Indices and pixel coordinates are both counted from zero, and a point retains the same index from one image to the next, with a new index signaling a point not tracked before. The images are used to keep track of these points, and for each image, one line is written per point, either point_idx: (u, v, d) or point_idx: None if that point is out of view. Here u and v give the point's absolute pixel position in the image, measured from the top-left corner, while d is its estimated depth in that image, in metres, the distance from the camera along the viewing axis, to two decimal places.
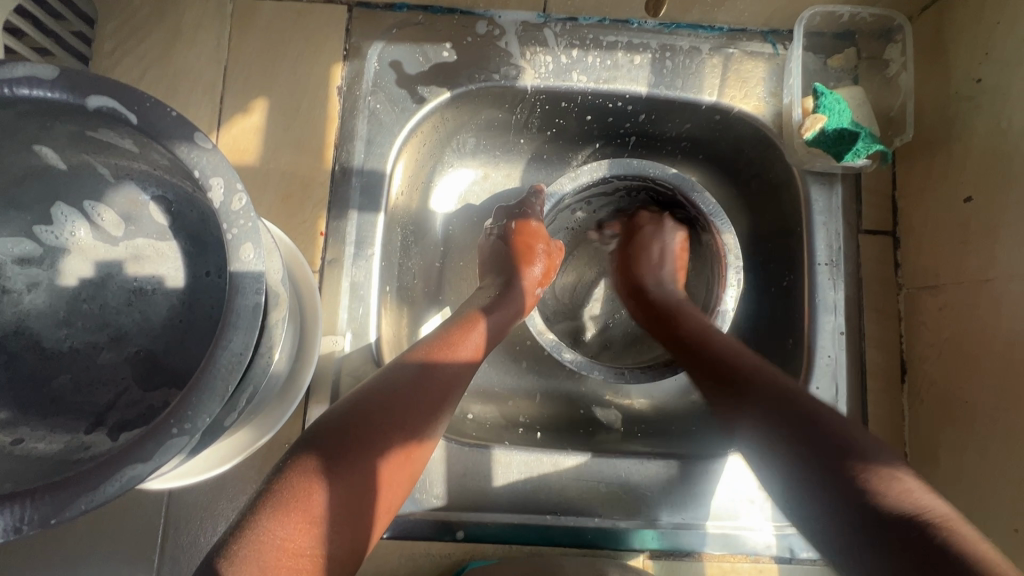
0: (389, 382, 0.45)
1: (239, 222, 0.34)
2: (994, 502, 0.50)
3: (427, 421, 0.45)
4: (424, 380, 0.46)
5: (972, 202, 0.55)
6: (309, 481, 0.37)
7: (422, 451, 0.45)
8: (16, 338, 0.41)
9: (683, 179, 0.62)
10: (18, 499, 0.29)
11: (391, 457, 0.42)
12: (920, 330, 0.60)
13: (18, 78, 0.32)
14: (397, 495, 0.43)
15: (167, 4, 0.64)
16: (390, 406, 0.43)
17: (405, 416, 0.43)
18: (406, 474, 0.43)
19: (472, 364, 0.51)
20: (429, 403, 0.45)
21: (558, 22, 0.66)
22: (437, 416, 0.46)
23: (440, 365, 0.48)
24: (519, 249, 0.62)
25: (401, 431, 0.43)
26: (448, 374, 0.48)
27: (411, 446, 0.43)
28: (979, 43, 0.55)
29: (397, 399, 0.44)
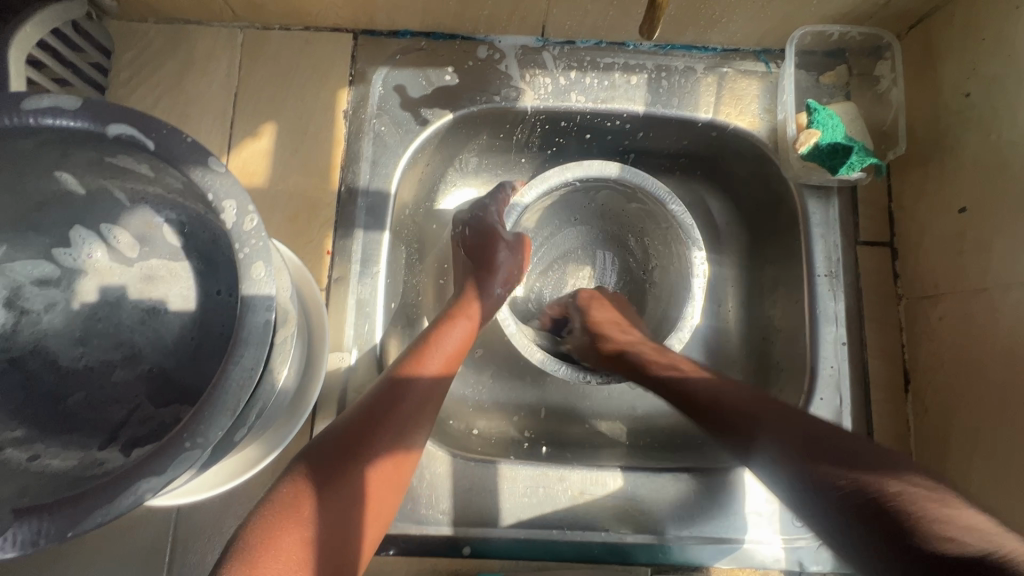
0: (361, 405, 0.47)
1: (250, 242, 0.35)
2: (1002, 513, 0.50)
3: (400, 437, 0.46)
4: (393, 399, 0.47)
5: (967, 213, 0.56)
6: (288, 504, 0.39)
7: (401, 466, 0.46)
8: (34, 357, 0.42)
9: (638, 174, 0.63)
10: (36, 514, 0.30)
11: (368, 474, 0.43)
12: (922, 341, 0.60)
13: (43, 109, 0.33)
14: (381, 513, 0.44)
15: (180, 35, 0.66)
16: (360, 425, 0.45)
17: (376, 434, 0.45)
18: (387, 491, 0.44)
19: (444, 378, 0.51)
20: (400, 419, 0.46)
21: (556, 45, 0.68)
22: (412, 433, 0.47)
23: (410, 382, 0.49)
24: (481, 256, 0.61)
25: (375, 449, 0.44)
26: (420, 390, 0.49)
27: (387, 463, 0.45)
28: (966, 58, 0.56)
29: (367, 419, 0.45)
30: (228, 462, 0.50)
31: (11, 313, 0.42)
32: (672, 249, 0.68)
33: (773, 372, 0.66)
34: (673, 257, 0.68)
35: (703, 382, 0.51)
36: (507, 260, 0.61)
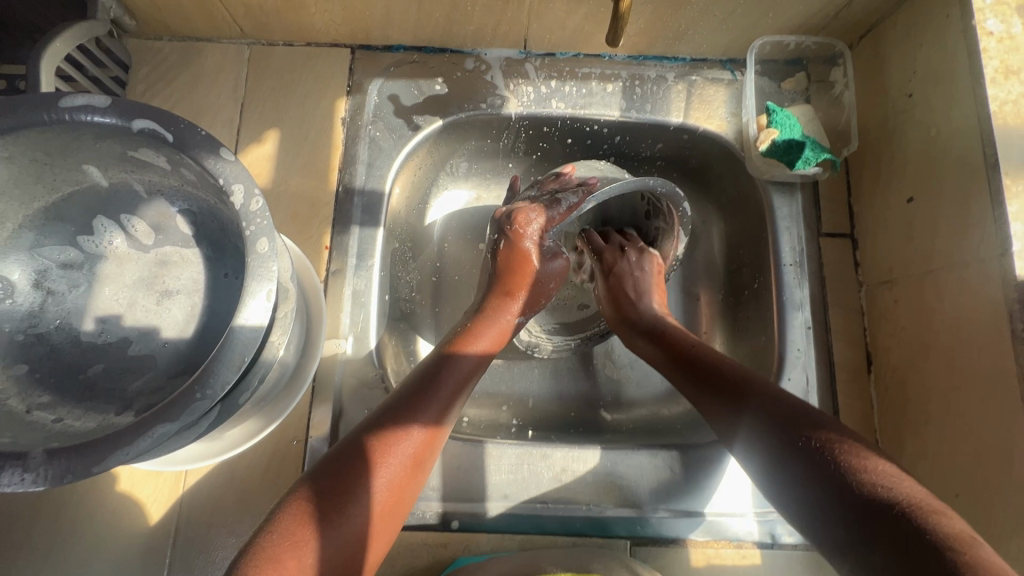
0: (386, 413, 0.50)
1: (255, 220, 0.39)
2: (953, 478, 0.54)
3: (418, 447, 0.49)
4: (414, 410, 0.50)
5: (914, 202, 0.60)
6: (319, 487, 0.44)
7: (416, 473, 0.49)
8: (59, 332, 0.46)
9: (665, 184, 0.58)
10: (62, 453, 0.33)
11: (385, 481, 0.47)
12: (880, 323, 0.64)
13: (77, 107, 0.38)
14: (394, 516, 0.48)
15: (192, 51, 0.72)
16: (382, 434, 0.48)
17: (395, 444, 0.48)
18: (402, 495, 0.48)
19: (465, 387, 0.54)
20: (420, 430, 0.50)
21: (537, 57, 0.74)
22: (430, 443, 0.50)
23: (430, 393, 0.52)
24: (511, 276, 0.61)
25: (393, 458, 0.47)
26: (441, 400, 0.52)
27: (405, 470, 0.48)
28: (908, 62, 0.62)
29: (389, 428, 0.49)
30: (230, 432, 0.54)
31: (39, 294, 0.46)
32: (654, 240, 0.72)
33: (747, 358, 0.71)
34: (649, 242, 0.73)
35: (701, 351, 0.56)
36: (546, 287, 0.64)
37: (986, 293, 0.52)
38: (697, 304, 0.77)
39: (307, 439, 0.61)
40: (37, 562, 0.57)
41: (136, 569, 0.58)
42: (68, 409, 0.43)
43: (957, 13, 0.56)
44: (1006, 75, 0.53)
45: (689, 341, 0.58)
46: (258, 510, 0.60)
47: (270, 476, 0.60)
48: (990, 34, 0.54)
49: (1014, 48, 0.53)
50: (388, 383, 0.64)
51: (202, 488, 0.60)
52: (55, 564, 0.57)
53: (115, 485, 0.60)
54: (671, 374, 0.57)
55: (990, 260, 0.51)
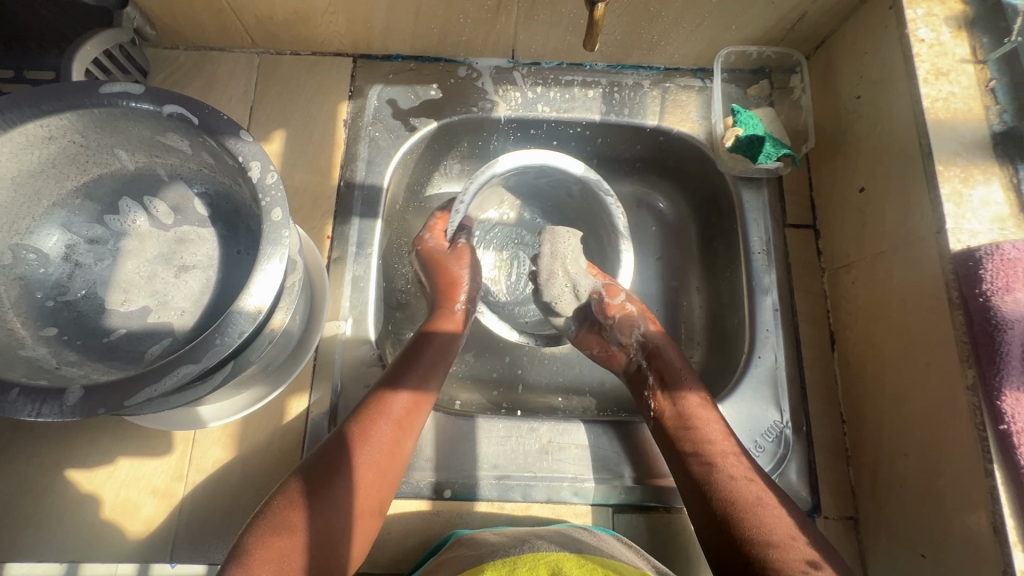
0: (358, 412, 0.59)
1: (271, 192, 0.44)
2: (905, 438, 0.59)
3: (388, 437, 0.57)
4: (382, 405, 0.58)
5: (866, 192, 0.66)
6: (319, 459, 0.55)
7: (392, 460, 0.57)
8: (85, 300, 0.50)
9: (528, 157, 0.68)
10: (98, 388, 0.38)
11: (369, 458, 0.56)
12: (841, 304, 0.69)
13: (116, 93, 0.44)
14: (385, 486, 0.57)
15: (205, 60, 0.78)
16: (354, 429, 0.57)
17: (367, 437, 0.56)
18: (380, 481, 0.56)
19: (430, 384, 0.62)
20: (388, 424, 0.58)
21: (524, 66, 0.80)
22: (399, 433, 0.58)
23: (395, 390, 0.60)
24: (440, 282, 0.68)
25: (378, 428, 0.57)
26: (406, 395, 0.60)
27: (379, 458, 0.56)
28: (856, 68, 0.69)
29: (360, 423, 0.57)
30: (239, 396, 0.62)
31: (68, 266, 0.51)
32: (599, 224, 0.78)
33: (723, 340, 0.76)
34: (597, 226, 0.79)
35: (689, 396, 0.63)
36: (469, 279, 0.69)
37: (926, 267, 0.57)
38: (675, 293, 0.82)
39: (307, 414, 0.65)
40: (49, 530, 0.60)
41: (142, 536, 0.60)
42: (92, 367, 0.47)
43: (894, 24, 0.64)
44: (937, 76, 0.60)
45: (684, 382, 0.64)
46: (260, 481, 0.63)
47: (271, 448, 0.64)
48: (922, 41, 0.61)
49: (942, 53, 0.61)
50: (384, 361, 0.68)
51: (208, 460, 0.63)
52: (67, 531, 0.60)
53: (126, 457, 0.63)
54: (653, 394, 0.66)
55: (928, 238, 0.57)
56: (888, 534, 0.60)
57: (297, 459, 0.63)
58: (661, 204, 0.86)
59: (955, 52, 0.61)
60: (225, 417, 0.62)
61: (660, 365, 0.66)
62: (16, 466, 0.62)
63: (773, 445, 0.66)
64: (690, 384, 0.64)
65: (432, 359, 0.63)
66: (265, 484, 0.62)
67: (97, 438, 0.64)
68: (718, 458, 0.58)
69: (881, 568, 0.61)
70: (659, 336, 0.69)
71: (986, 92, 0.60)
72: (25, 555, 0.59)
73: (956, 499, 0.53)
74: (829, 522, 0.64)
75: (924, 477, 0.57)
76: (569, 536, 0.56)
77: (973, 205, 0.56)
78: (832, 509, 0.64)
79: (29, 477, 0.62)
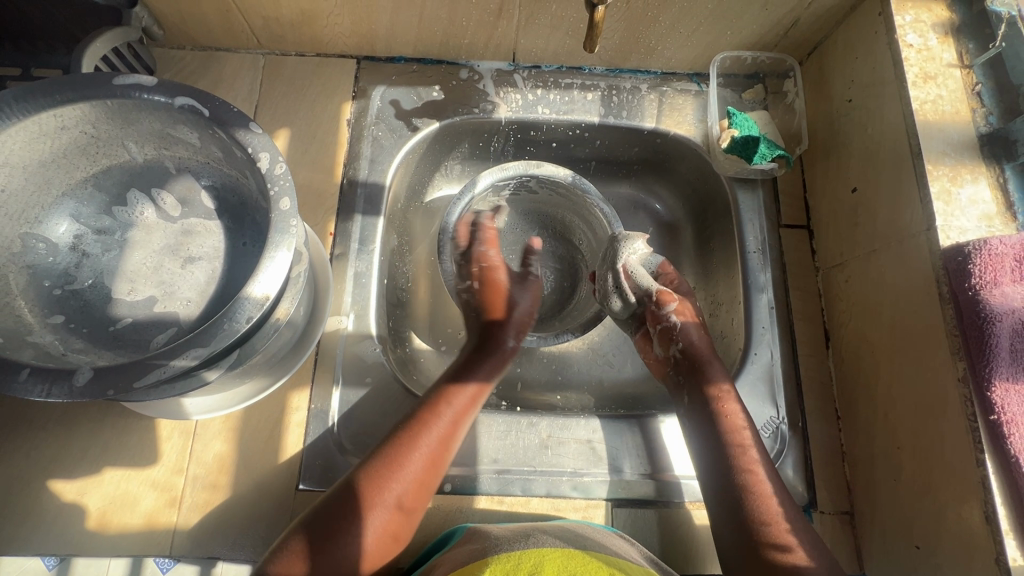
0: (406, 419, 0.59)
1: (279, 182, 0.46)
2: (900, 431, 0.60)
3: (451, 426, 0.59)
4: (433, 412, 0.59)
5: (858, 192, 0.68)
6: (388, 443, 0.57)
7: (449, 448, 0.58)
8: (92, 290, 0.51)
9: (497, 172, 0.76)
10: (108, 370, 0.39)
11: (432, 444, 0.57)
12: (835, 302, 0.71)
13: (129, 84, 0.45)
14: (441, 471, 0.58)
15: (211, 60, 0.80)
16: (402, 436, 0.57)
17: (424, 433, 0.57)
18: (424, 487, 0.56)
19: (490, 382, 0.63)
20: (436, 431, 0.58)
21: (525, 69, 0.82)
22: (448, 440, 0.58)
23: (446, 396, 0.60)
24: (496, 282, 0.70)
25: (443, 417, 0.59)
26: (457, 403, 0.60)
27: (426, 465, 0.56)
28: (847, 73, 0.71)
29: (409, 430, 0.57)
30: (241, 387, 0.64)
31: (75, 256, 0.51)
32: (587, 217, 0.81)
33: (720, 338, 0.77)
34: (586, 217, 0.81)
35: (718, 389, 0.64)
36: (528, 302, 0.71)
37: (917, 263, 0.59)
38: None
39: (308, 408, 0.65)
40: (48, 522, 0.60)
41: (142, 530, 0.60)
42: (98, 354, 0.48)
43: (883, 30, 0.66)
44: (925, 79, 0.62)
45: (715, 379, 0.65)
46: (260, 474, 0.63)
47: (273, 442, 0.64)
48: (911, 46, 0.64)
49: (930, 57, 0.63)
50: (384, 355, 0.69)
51: (208, 453, 0.63)
52: (65, 524, 0.60)
53: (126, 449, 0.63)
54: (681, 383, 0.67)
55: (918, 235, 0.59)
56: (883, 527, 0.61)
57: (297, 453, 0.64)
58: (658, 205, 0.88)
59: (942, 57, 0.63)
60: (227, 407, 0.63)
61: (693, 358, 0.67)
62: (15, 457, 0.62)
63: (770, 440, 0.67)
64: (722, 378, 0.65)
65: (490, 366, 0.64)
66: (265, 478, 0.63)
67: (97, 430, 0.64)
68: (732, 444, 0.60)
69: (876, 562, 0.61)
70: (701, 336, 0.69)
71: (972, 96, 0.62)
72: (22, 547, 0.59)
73: (949, 490, 0.54)
74: (825, 517, 0.64)
75: (918, 470, 0.58)
76: (571, 532, 0.56)
77: (961, 203, 0.58)
78: (829, 505, 0.65)
79: (28, 469, 0.62)
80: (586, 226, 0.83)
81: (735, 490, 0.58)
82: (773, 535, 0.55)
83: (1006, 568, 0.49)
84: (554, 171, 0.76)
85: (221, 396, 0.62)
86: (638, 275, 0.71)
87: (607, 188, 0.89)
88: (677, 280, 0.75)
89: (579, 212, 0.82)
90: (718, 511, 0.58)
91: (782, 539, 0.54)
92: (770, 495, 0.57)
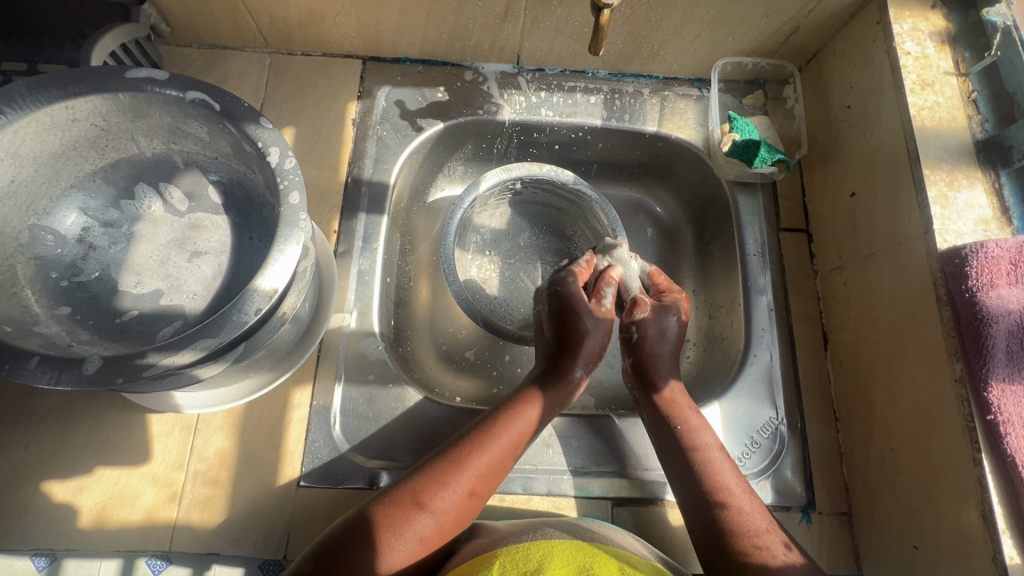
0: (477, 422, 0.61)
1: (289, 176, 0.46)
2: (899, 432, 0.61)
3: (517, 430, 0.60)
4: (494, 424, 0.60)
5: (856, 196, 0.69)
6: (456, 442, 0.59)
7: (512, 452, 0.59)
8: (98, 282, 0.51)
9: (497, 176, 0.77)
10: (116, 359, 0.39)
11: (498, 447, 0.58)
12: (834, 304, 0.71)
13: (141, 78, 0.46)
14: (500, 475, 0.59)
15: (218, 58, 0.80)
16: (466, 444, 0.58)
17: (493, 434, 0.59)
18: (473, 499, 0.56)
19: (560, 394, 0.64)
20: (501, 444, 0.58)
21: (529, 72, 0.83)
22: (508, 455, 0.59)
23: (517, 410, 0.61)
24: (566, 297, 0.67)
25: (511, 422, 0.60)
26: (522, 417, 0.61)
27: (481, 475, 0.57)
28: (847, 80, 0.72)
29: (473, 438, 0.58)
30: (247, 382, 0.64)
31: (82, 248, 0.52)
32: (585, 212, 0.83)
33: (719, 340, 0.77)
34: (584, 211, 0.83)
35: (672, 397, 0.64)
36: (594, 324, 0.67)
37: (915, 265, 0.60)
38: None
39: (310, 405, 0.65)
40: (45, 518, 0.60)
41: (141, 526, 0.60)
42: (104, 345, 0.48)
43: (882, 38, 0.67)
44: (922, 86, 0.64)
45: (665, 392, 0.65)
46: (261, 471, 0.63)
47: (274, 438, 0.64)
48: (909, 53, 0.65)
49: (927, 65, 0.65)
50: (387, 353, 0.69)
51: (209, 449, 0.63)
52: (63, 519, 0.60)
53: (126, 444, 0.63)
54: (637, 397, 0.67)
55: (916, 238, 0.60)
56: (881, 528, 0.61)
57: (299, 450, 0.64)
58: (658, 209, 0.89)
59: (939, 64, 0.65)
60: (231, 402, 0.64)
61: (643, 369, 0.67)
62: (15, 451, 0.62)
63: (768, 441, 0.67)
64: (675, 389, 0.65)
65: (556, 394, 0.64)
66: (266, 474, 0.62)
67: (98, 425, 0.64)
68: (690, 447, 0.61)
69: (874, 562, 0.62)
70: (662, 347, 0.68)
71: (968, 103, 0.63)
72: (20, 542, 0.59)
73: (946, 489, 0.55)
74: (823, 517, 0.65)
75: (916, 470, 0.58)
76: (574, 525, 0.57)
77: (959, 208, 0.59)
78: (826, 505, 0.65)
79: (28, 463, 0.62)
80: (581, 220, 0.85)
81: (702, 491, 0.58)
82: (742, 536, 0.55)
83: (1003, 567, 0.49)
84: (555, 173, 0.78)
85: (226, 391, 0.63)
86: (624, 283, 0.74)
87: (607, 191, 0.90)
88: (672, 289, 0.73)
89: (578, 208, 0.83)
90: (691, 515, 0.58)
91: (759, 538, 0.54)
92: (735, 494, 0.57)
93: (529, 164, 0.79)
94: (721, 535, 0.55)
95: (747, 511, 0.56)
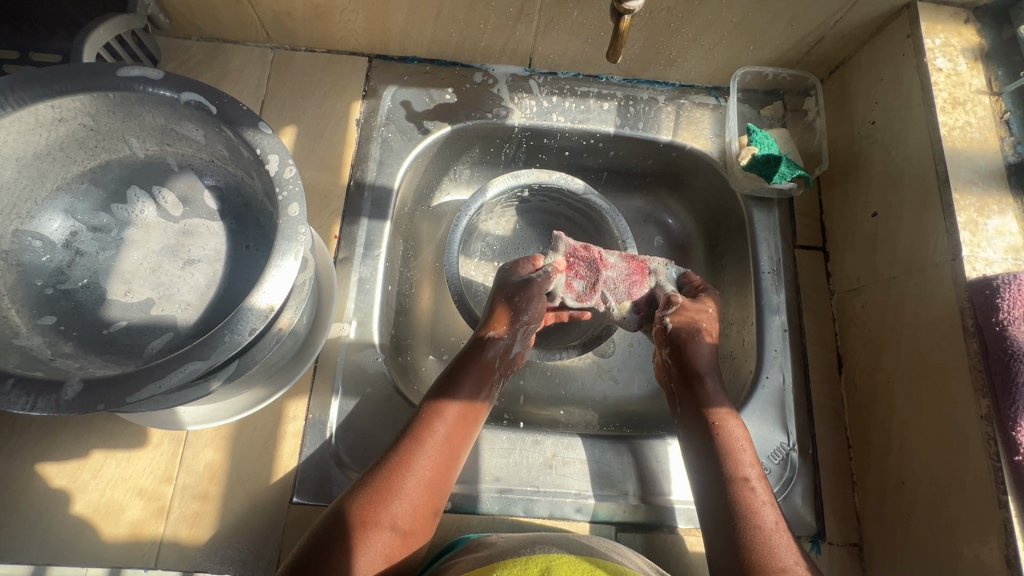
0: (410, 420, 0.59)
1: (289, 186, 0.43)
2: (918, 465, 0.58)
3: (450, 425, 0.58)
4: (428, 424, 0.58)
5: (879, 217, 0.67)
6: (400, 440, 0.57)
7: (450, 446, 0.57)
8: (85, 290, 0.48)
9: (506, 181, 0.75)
10: (103, 381, 0.37)
11: (432, 444, 0.56)
12: (851, 326, 0.69)
13: (134, 76, 0.43)
14: (446, 470, 0.57)
15: (218, 52, 0.77)
16: (396, 446, 0.56)
17: (426, 432, 0.57)
18: (427, 504, 0.55)
19: (478, 391, 0.61)
20: (433, 440, 0.57)
21: (541, 75, 0.80)
22: (449, 446, 0.57)
23: (438, 409, 0.59)
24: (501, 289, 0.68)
25: (439, 420, 0.58)
26: (451, 414, 0.59)
27: (427, 477, 0.55)
28: (872, 95, 0.70)
29: (405, 439, 0.57)
30: (236, 401, 0.61)
31: (69, 253, 0.49)
32: (597, 221, 0.79)
33: (729, 359, 0.74)
34: (596, 221, 0.80)
35: (710, 401, 0.62)
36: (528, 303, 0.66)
37: (942, 292, 0.58)
38: None
39: (305, 418, 0.63)
40: (23, 532, 0.57)
41: (123, 544, 0.57)
42: (88, 360, 0.45)
43: (911, 53, 0.65)
44: (953, 105, 0.62)
45: (713, 398, 0.62)
46: (253, 487, 0.60)
47: (266, 453, 0.62)
48: (940, 70, 0.63)
49: (958, 82, 0.63)
50: (387, 365, 0.66)
51: (199, 462, 0.61)
52: (43, 533, 0.57)
53: (112, 456, 0.60)
54: (676, 391, 0.66)
55: (942, 266, 0.58)
56: (894, 563, 0.59)
57: (292, 465, 0.61)
58: (669, 220, 0.86)
59: (971, 82, 0.63)
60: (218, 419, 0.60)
61: (688, 369, 0.65)
62: None
63: (779, 467, 0.64)
64: (718, 387, 0.64)
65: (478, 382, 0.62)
66: (258, 491, 0.60)
67: (83, 435, 0.61)
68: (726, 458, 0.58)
69: None
70: (701, 340, 0.66)
71: (1000, 124, 0.62)
72: None
73: (966, 527, 0.53)
74: (834, 548, 0.62)
75: (934, 505, 0.56)
76: (572, 539, 0.54)
77: (988, 235, 0.57)
78: (837, 536, 0.63)
79: (9, 472, 0.59)
80: (591, 230, 0.82)
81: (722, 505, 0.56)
82: (761, 549, 0.53)
83: None
84: (565, 181, 0.76)
85: (210, 411, 0.60)
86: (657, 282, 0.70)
87: (617, 200, 0.87)
88: (704, 289, 0.71)
89: (588, 217, 0.81)
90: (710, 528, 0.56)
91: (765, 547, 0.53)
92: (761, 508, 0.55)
93: (538, 171, 0.77)
94: (733, 548, 0.54)
95: (765, 523, 0.54)
